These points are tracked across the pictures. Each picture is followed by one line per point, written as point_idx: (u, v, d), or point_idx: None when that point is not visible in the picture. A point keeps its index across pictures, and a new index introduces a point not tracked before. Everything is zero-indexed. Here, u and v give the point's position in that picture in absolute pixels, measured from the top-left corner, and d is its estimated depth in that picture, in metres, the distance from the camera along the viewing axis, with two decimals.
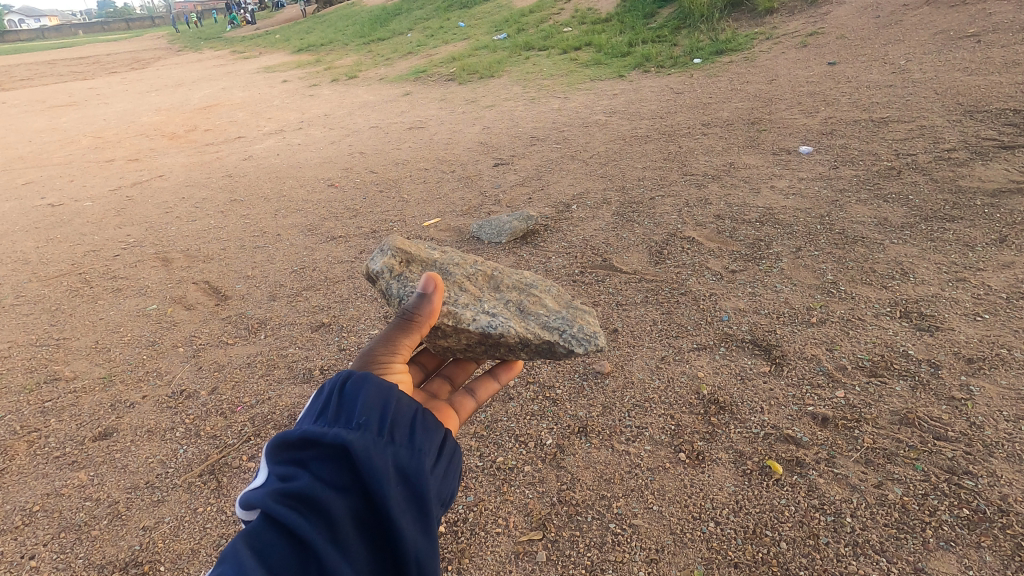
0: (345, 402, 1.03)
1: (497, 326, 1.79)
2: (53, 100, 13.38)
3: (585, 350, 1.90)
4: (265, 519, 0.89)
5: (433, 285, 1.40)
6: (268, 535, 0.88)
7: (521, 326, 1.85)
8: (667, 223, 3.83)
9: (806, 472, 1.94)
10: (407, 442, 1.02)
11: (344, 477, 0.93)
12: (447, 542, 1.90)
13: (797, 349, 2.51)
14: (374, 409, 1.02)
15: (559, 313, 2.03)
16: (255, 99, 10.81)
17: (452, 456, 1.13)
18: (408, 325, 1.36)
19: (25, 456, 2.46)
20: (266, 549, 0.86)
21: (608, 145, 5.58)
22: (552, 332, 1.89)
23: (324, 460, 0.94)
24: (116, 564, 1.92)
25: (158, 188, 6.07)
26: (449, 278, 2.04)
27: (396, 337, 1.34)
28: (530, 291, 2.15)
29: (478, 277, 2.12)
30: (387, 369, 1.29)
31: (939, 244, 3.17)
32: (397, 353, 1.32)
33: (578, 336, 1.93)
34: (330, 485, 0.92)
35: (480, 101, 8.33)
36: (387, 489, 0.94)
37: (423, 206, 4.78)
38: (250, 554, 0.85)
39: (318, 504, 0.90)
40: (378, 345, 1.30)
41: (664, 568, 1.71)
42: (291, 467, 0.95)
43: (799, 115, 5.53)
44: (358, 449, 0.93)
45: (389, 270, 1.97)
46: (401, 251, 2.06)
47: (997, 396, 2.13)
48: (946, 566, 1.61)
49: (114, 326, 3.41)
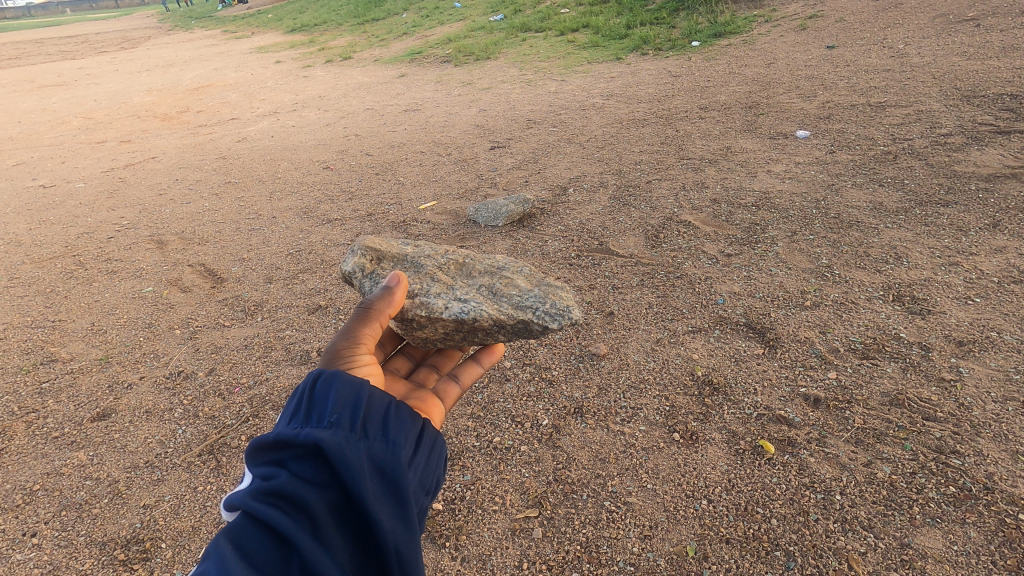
0: (316, 401, 1.05)
1: (469, 311, 1.80)
2: (42, 79, 13.17)
3: (559, 325, 1.84)
4: (246, 516, 0.90)
5: (395, 281, 1.48)
6: (250, 531, 0.88)
7: (494, 308, 1.85)
8: (664, 207, 3.83)
9: (797, 451, 1.98)
10: (382, 435, 1.03)
11: (321, 474, 0.94)
12: (445, 519, 1.93)
13: (790, 331, 2.54)
14: (346, 406, 1.03)
15: (531, 291, 1.98)
16: (248, 80, 10.65)
17: (431, 445, 1.14)
18: (367, 316, 1.40)
19: (24, 436, 2.48)
20: (247, 544, 0.87)
21: (605, 128, 5.56)
22: (525, 311, 1.86)
23: (300, 458, 0.96)
24: (116, 541, 1.95)
25: (151, 170, 6.01)
26: (420, 270, 2.05)
27: (356, 329, 1.36)
28: (502, 272, 2.12)
29: (449, 266, 2.12)
30: (353, 361, 1.28)
31: (933, 229, 3.19)
32: (360, 345, 1.33)
33: (551, 311, 1.88)
34: (307, 481, 0.93)
35: (476, 83, 8.25)
36: (363, 482, 0.95)
37: (420, 188, 4.76)
38: (230, 549, 0.85)
39: (295, 499, 0.91)
40: (339, 340, 1.31)
41: (657, 544, 1.75)
42: (268, 468, 0.96)
43: (797, 99, 5.51)
44: (330, 445, 0.95)
45: (361, 269, 2.01)
46: (372, 249, 2.08)
47: (985, 377, 2.17)
48: (933, 541, 1.65)
49: (110, 308, 3.41)
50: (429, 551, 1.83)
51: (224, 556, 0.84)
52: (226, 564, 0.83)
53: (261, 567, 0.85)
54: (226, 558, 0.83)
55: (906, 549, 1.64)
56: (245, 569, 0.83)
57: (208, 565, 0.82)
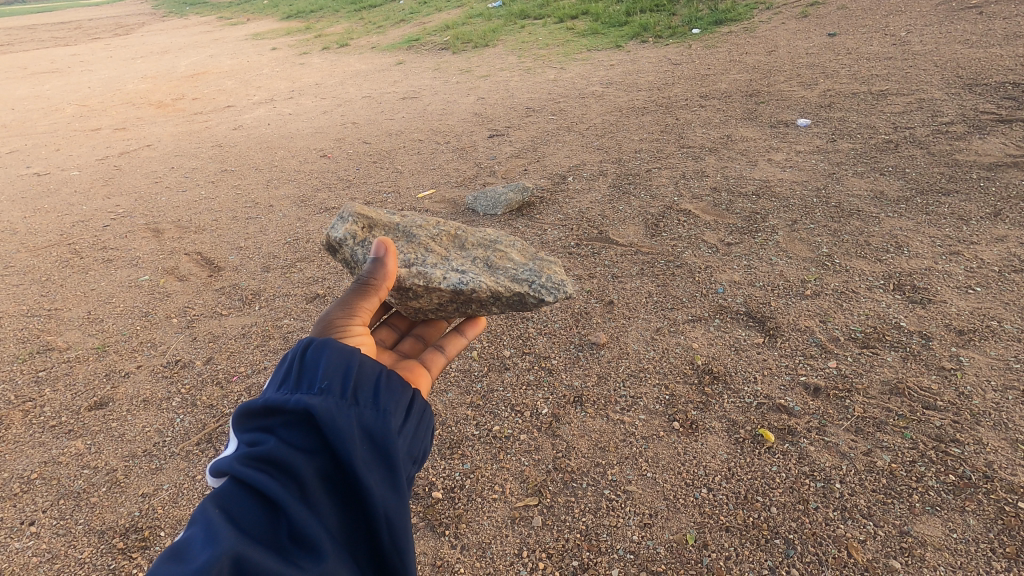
0: (306, 369, 1.03)
1: (467, 282, 1.81)
2: (35, 66, 13.01)
3: (555, 298, 1.88)
4: (234, 482, 0.88)
5: (385, 249, 1.41)
6: (239, 495, 0.86)
7: (491, 280, 1.86)
8: (664, 195, 3.81)
9: (797, 440, 1.98)
10: (373, 403, 1.02)
11: (311, 440, 0.93)
12: (445, 507, 1.92)
13: (790, 320, 2.53)
14: (336, 374, 1.02)
15: (526, 265, 2.01)
16: (243, 67, 10.55)
17: (421, 416, 1.13)
18: (366, 289, 1.37)
19: (22, 425, 2.46)
20: (235, 508, 0.85)
21: (605, 117, 5.51)
22: (521, 284, 1.88)
23: (289, 426, 0.95)
24: (115, 530, 1.94)
25: (147, 158, 5.96)
26: (413, 240, 2.02)
27: (353, 301, 1.34)
28: (495, 246, 2.12)
29: (442, 237, 2.10)
30: (347, 331, 1.27)
31: (934, 218, 3.17)
32: (356, 316, 1.31)
33: (547, 284, 1.92)
34: (297, 448, 0.92)
35: (474, 71, 8.16)
36: (353, 448, 0.93)
37: (418, 177, 4.72)
38: (218, 512, 0.83)
39: (284, 464, 0.90)
40: (335, 311, 1.29)
41: (657, 533, 1.75)
42: (256, 435, 0.95)
43: (798, 87, 5.47)
44: (321, 411, 0.94)
45: (353, 237, 1.95)
46: (362, 217, 2.03)
47: (985, 366, 2.17)
48: (932, 528, 1.66)
49: (107, 297, 3.39)
50: (429, 540, 1.82)
51: (212, 519, 0.82)
52: (214, 526, 0.81)
53: (249, 529, 0.83)
54: (214, 520, 0.81)
55: (905, 537, 1.64)
56: (234, 531, 0.81)
57: (196, 529, 0.80)
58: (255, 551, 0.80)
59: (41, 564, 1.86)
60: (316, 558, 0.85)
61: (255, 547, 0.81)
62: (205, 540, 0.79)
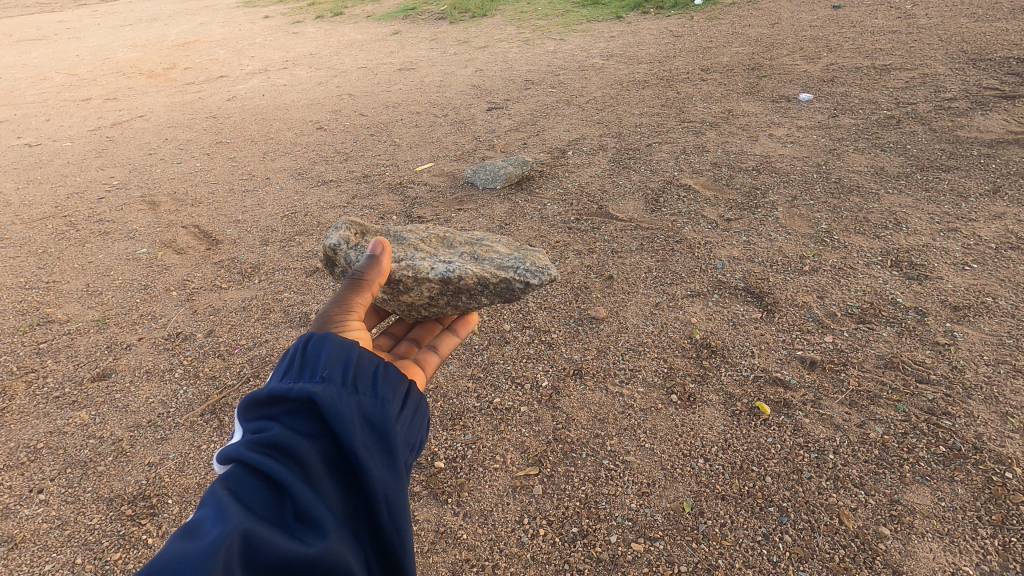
0: (308, 359, 1.05)
1: (454, 270, 1.81)
2: (21, 33, 12.68)
3: (541, 281, 1.86)
4: (240, 466, 0.89)
5: (381, 248, 1.43)
6: (245, 478, 0.87)
7: (478, 268, 1.86)
8: (664, 170, 3.80)
9: (793, 412, 2.02)
10: (372, 391, 1.03)
11: (314, 426, 0.94)
12: (447, 477, 1.96)
13: (789, 296, 2.56)
14: (337, 363, 1.03)
15: (511, 255, 2.00)
16: (236, 36, 10.31)
17: (417, 405, 1.13)
18: (359, 285, 1.36)
19: (25, 395, 2.48)
20: (243, 488, 0.85)
21: (605, 90, 5.44)
22: (506, 270, 1.87)
23: (293, 413, 0.96)
24: (123, 497, 1.98)
25: (140, 129, 5.87)
26: (404, 243, 2.02)
27: (348, 297, 1.33)
28: (481, 242, 2.12)
29: (431, 239, 2.11)
30: (345, 327, 1.27)
31: (933, 195, 3.18)
32: (352, 311, 1.31)
33: (531, 269, 1.90)
34: (300, 433, 0.93)
35: (472, 42, 8.00)
36: (353, 432, 0.94)
37: (417, 150, 4.67)
38: (226, 493, 0.83)
39: (289, 449, 0.91)
40: (331, 306, 1.29)
41: (655, 500, 1.79)
42: (261, 423, 0.95)
43: (801, 61, 5.40)
44: (322, 398, 0.95)
45: (347, 242, 1.93)
46: (355, 224, 2.03)
47: (979, 341, 2.21)
48: (921, 497, 1.71)
49: (105, 270, 3.37)
50: (432, 507, 1.86)
51: (221, 501, 0.82)
52: (223, 507, 0.80)
53: (257, 509, 0.83)
54: (223, 501, 0.81)
55: (895, 505, 1.69)
56: (243, 511, 0.81)
57: (206, 510, 0.80)
58: (264, 530, 0.80)
59: (52, 530, 1.90)
60: (321, 535, 0.85)
61: (263, 525, 0.81)
62: (215, 519, 0.79)
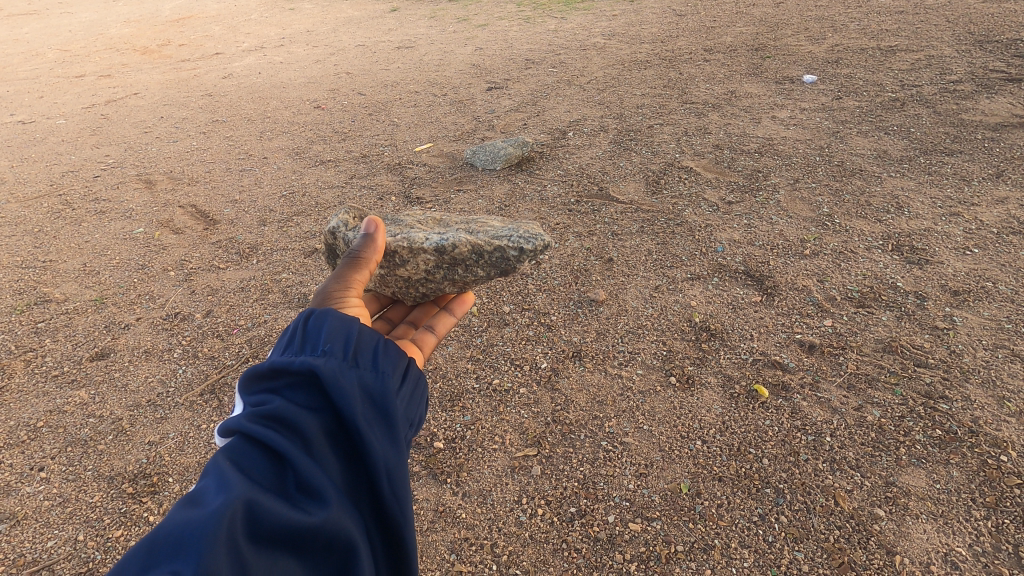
0: (308, 334, 1.04)
1: (448, 239, 1.80)
2: (11, 7, 12.43)
3: (535, 246, 1.84)
4: (240, 437, 0.88)
5: (375, 226, 1.45)
6: (247, 449, 0.86)
7: (472, 238, 1.84)
8: (665, 152, 3.75)
9: (790, 395, 2.02)
10: (373, 365, 1.03)
11: (316, 400, 0.94)
12: (446, 457, 1.97)
13: (789, 280, 2.55)
14: (338, 337, 1.03)
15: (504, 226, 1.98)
16: (230, 12, 10.12)
17: (417, 381, 1.13)
18: (357, 263, 1.37)
19: (24, 374, 2.48)
20: (245, 459, 0.85)
21: (607, 70, 5.37)
22: (500, 238, 1.85)
23: (294, 387, 0.96)
24: (125, 475, 1.99)
25: (135, 106, 5.79)
26: (401, 224, 2.01)
27: (346, 274, 1.33)
28: (477, 220, 2.11)
29: (428, 221, 2.10)
30: (344, 304, 1.25)
31: (936, 178, 3.16)
32: (351, 289, 1.30)
33: (525, 235, 1.88)
34: (302, 406, 0.93)
35: (472, 20, 7.86)
36: (354, 405, 0.94)
37: (415, 130, 4.62)
38: (228, 463, 0.83)
39: (291, 421, 0.90)
40: (331, 284, 1.28)
41: (652, 481, 1.81)
42: (263, 396, 0.95)
43: (805, 41, 5.32)
44: (324, 371, 0.95)
45: (346, 224, 1.91)
46: (354, 210, 2.02)
47: (978, 326, 2.21)
48: (916, 479, 1.72)
49: (102, 249, 3.35)
50: (432, 487, 1.88)
51: (223, 470, 0.81)
52: (225, 476, 0.80)
53: (259, 479, 0.83)
54: (225, 470, 0.81)
55: (891, 487, 1.71)
56: (245, 480, 0.81)
57: (208, 479, 0.80)
58: (266, 498, 0.80)
59: (53, 507, 1.91)
60: (322, 505, 0.85)
61: (265, 494, 0.80)
62: (218, 488, 0.78)
